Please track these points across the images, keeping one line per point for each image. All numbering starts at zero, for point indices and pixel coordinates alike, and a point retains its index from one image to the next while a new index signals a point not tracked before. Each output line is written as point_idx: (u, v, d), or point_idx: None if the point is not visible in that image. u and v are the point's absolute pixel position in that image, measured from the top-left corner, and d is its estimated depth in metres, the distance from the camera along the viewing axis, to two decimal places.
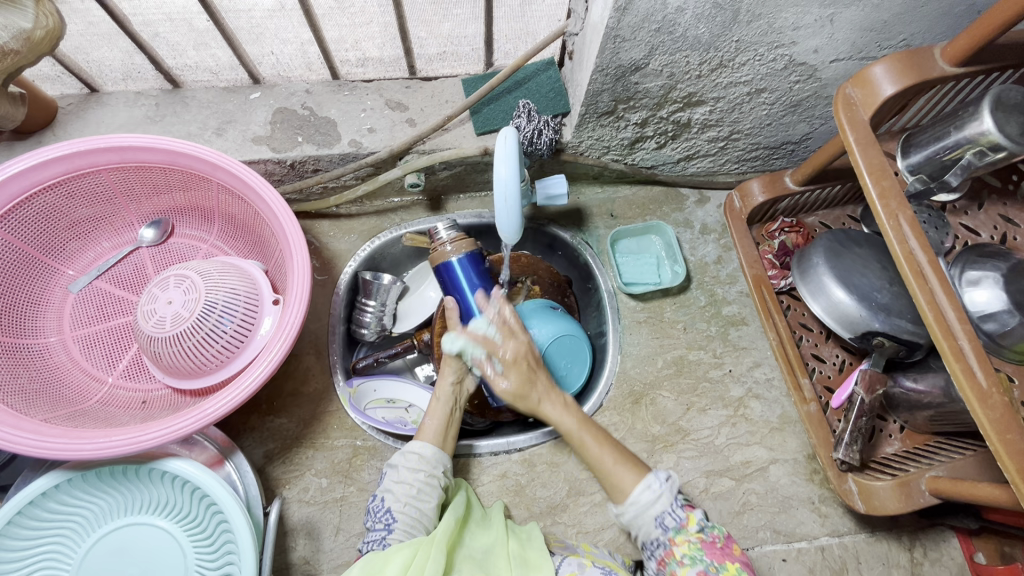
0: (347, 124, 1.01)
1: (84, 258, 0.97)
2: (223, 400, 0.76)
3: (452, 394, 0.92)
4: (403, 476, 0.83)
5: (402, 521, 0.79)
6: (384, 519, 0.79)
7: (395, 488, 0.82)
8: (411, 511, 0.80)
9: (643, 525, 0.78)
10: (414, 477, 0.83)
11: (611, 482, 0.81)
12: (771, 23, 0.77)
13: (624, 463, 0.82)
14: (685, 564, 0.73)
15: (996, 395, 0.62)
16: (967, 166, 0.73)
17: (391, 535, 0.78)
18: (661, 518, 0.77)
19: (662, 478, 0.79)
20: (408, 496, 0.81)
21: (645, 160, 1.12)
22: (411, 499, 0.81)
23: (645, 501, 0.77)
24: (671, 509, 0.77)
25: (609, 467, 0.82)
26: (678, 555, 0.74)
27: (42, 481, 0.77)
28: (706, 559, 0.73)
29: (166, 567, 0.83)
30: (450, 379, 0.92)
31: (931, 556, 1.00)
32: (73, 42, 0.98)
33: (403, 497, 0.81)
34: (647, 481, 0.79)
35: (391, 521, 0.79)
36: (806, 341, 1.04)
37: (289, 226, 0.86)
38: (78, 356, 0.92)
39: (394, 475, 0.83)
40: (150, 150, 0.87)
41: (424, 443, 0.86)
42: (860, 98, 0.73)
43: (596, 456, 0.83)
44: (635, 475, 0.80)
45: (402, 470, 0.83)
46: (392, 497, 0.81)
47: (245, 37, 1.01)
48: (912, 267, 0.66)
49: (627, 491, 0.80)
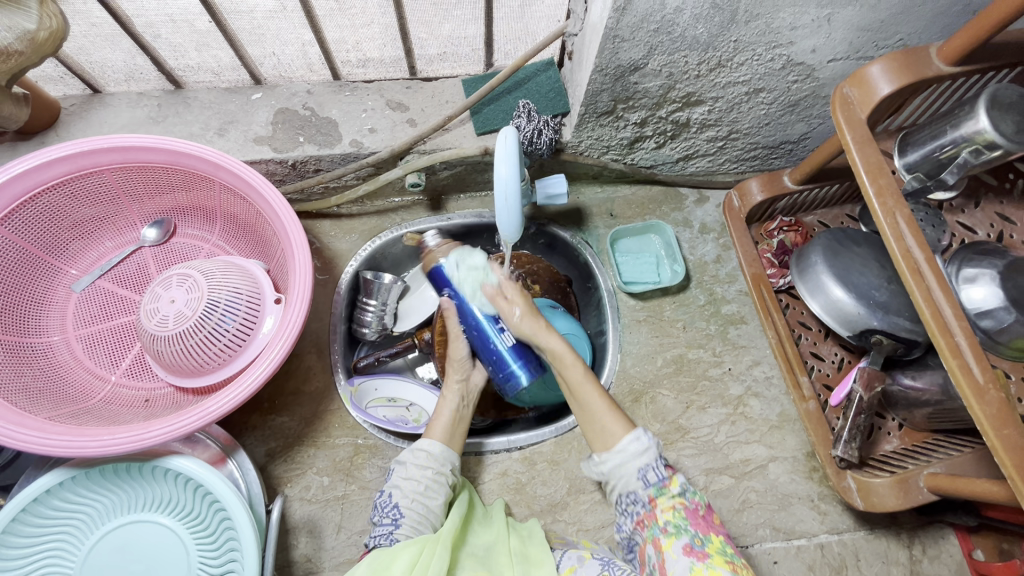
0: (349, 124, 1.02)
1: (87, 257, 0.97)
2: (226, 398, 0.77)
3: (459, 391, 0.94)
4: (411, 473, 0.84)
5: (409, 516, 0.80)
6: (391, 514, 0.80)
7: (402, 484, 0.83)
8: (417, 508, 0.81)
9: (623, 477, 0.76)
10: (421, 474, 0.84)
11: (598, 430, 0.79)
12: (769, 24, 0.78)
13: (613, 413, 0.79)
14: (669, 534, 0.70)
15: (992, 391, 0.63)
16: (963, 164, 0.73)
17: (398, 530, 0.79)
18: (644, 471, 0.75)
19: (648, 433, 0.77)
20: (415, 492, 0.82)
21: (644, 160, 1.13)
22: (417, 495, 0.82)
23: (632, 452, 0.75)
24: (654, 466, 0.75)
25: (599, 416, 0.79)
26: (662, 520, 0.72)
27: (46, 479, 0.77)
28: (691, 530, 0.70)
29: (169, 565, 0.83)
30: (456, 376, 0.95)
31: (930, 553, 1.00)
32: (76, 44, 0.95)
33: (410, 493, 0.82)
34: (636, 433, 0.76)
35: (397, 517, 0.80)
36: (805, 339, 1.05)
37: (291, 226, 0.87)
38: (82, 355, 0.93)
39: (402, 472, 0.84)
40: (153, 151, 0.87)
41: (433, 440, 0.87)
42: (857, 97, 0.73)
43: (589, 403, 0.80)
44: (623, 428, 0.78)
45: (410, 467, 0.84)
46: (399, 493, 0.82)
47: (247, 37, 0.98)
48: (909, 265, 0.67)
49: (614, 441, 0.77)
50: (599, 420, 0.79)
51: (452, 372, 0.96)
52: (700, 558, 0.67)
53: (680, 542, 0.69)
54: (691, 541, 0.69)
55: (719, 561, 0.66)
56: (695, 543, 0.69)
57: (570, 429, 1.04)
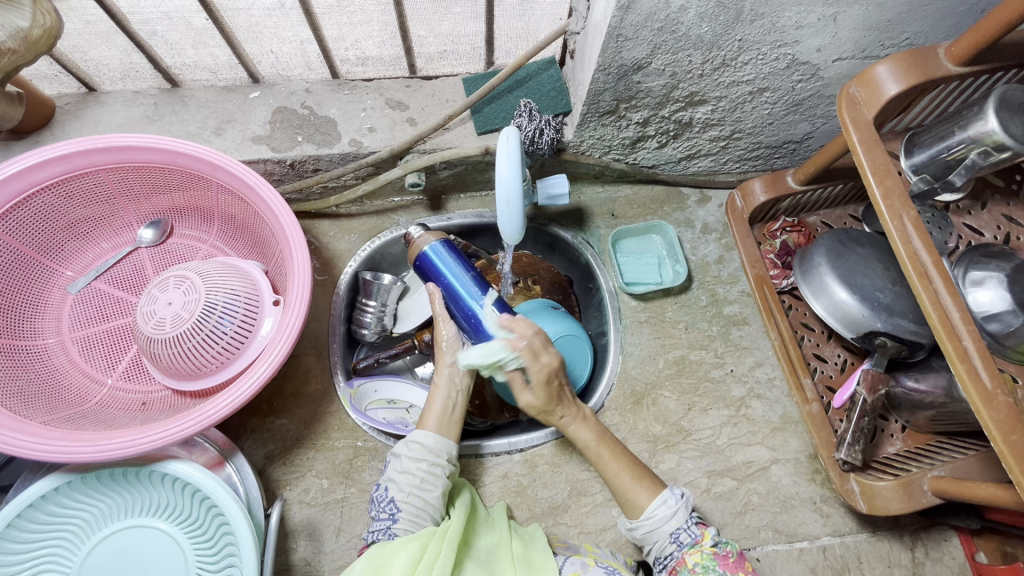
0: (347, 123, 1.01)
1: (83, 258, 0.96)
2: (224, 402, 0.76)
3: (449, 378, 0.89)
4: (406, 465, 0.82)
5: (406, 510, 0.79)
6: (388, 509, 0.79)
7: (397, 478, 0.81)
8: (414, 501, 0.79)
9: (657, 540, 0.81)
10: (416, 467, 0.82)
11: (628, 501, 0.84)
12: (774, 23, 0.77)
13: (641, 481, 0.85)
14: (698, 573, 0.76)
15: (1000, 396, 0.62)
16: (971, 166, 0.73)
17: (396, 525, 0.78)
18: (676, 534, 0.80)
19: (677, 495, 0.83)
20: (411, 486, 0.80)
21: (646, 159, 1.12)
22: (414, 488, 0.80)
23: (662, 516, 0.81)
24: (686, 526, 0.81)
25: (626, 487, 0.85)
26: (691, 563, 0.77)
27: (42, 483, 0.76)
28: (717, 569, 0.77)
29: (167, 569, 0.82)
30: (447, 362, 0.90)
31: (933, 556, 0.99)
32: (71, 41, 0.94)
33: (406, 487, 0.80)
34: (664, 497, 0.83)
35: (395, 511, 0.79)
36: (808, 340, 1.04)
37: (289, 227, 0.86)
38: (78, 357, 0.92)
39: (397, 465, 0.82)
40: (149, 150, 0.86)
41: (427, 433, 0.84)
42: (863, 98, 0.72)
43: (617, 476, 0.86)
44: (651, 494, 0.83)
45: (405, 460, 0.82)
46: (395, 487, 0.80)
47: (244, 36, 0.97)
48: (916, 268, 0.66)
49: (643, 509, 0.83)
50: (628, 490, 0.85)
51: (442, 354, 0.90)
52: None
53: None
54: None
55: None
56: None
57: None
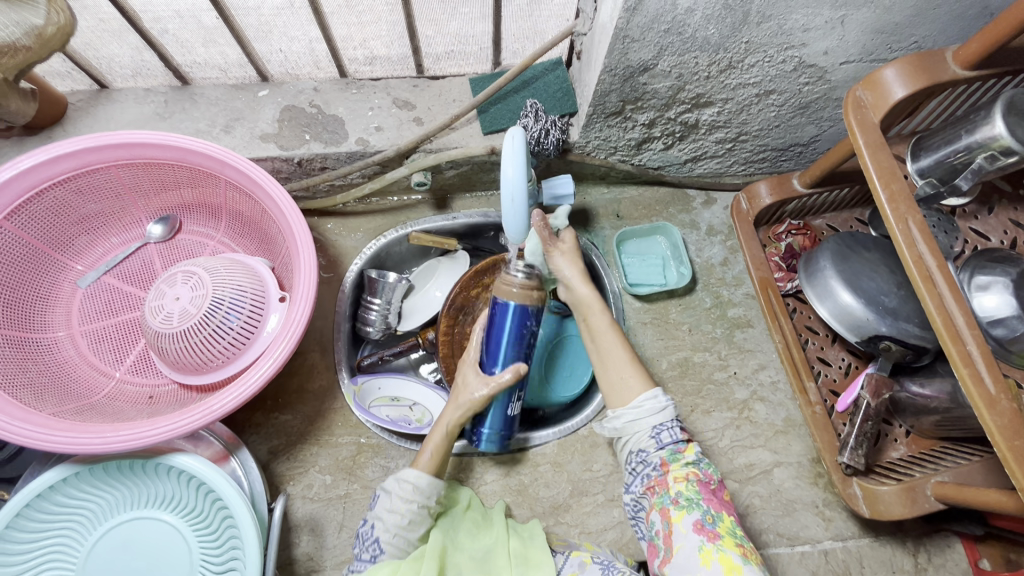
0: (354, 122, 1.02)
1: (93, 253, 0.97)
2: (229, 397, 0.77)
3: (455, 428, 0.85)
4: (394, 505, 0.78)
5: (389, 551, 0.77)
6: (371, 549, 0.77)
7: (386, 517, 0.78)
8: (398, 541, 0.77)
9: (638, 432, 0.77)
10: (406, 507, 0.78)
11: (617, 383, 0.81)
12: (781, 25, 0.77)
13: (634, 368, 0.81)
14: (680, 507, 0.72)
15: (1005, 401, 0.62)
16: (978, 170, 0.72)
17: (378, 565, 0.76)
18: (658, 432, 0.77)
19: (665, 394, 0.79)
20: (397, 527, 0.77)
21: (652, 161, 1.12)
22: (400, 529, 0.77)
23: (649, 409, 0.77)
24: (669, 427, 0.77)
25: (620, 370, 0.81)
26: (675, 491, 0.73)
27: (50, 474, 0.77)
28: (703, 506, 0.71)
29: (172, 562, 0.83)
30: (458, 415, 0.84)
31: (935, 562, 0.99)
32: (84, 39, 0.95)
33: (393, 528, 0.77)
34: (654, 392, 0.78)
35: (377, 553, 0.76)
36: (812, 344, 1.04)
37: (297, 224, 0.86)
38: (86, 350, 0.93)
39: (387, 503, 0.79)
40: (159, 147, 0.87)
41: (422, 474, 0.80)
42: (870, 101, 0.72)
43: (612, 355, 0.83)
44: (641, 385, 0.79)
45: (395, 499, 0.78)
46: (382, 526, 0.77)
47: (254, 34, 0.98)
48: (922, 272, 0.66)
49: (631, 397, 0.79)
50: (616, 377, 0.81)
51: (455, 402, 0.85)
52: (710, 538, 0.68)
53: (691, 517, 0.70)
54: (702, 517, 0.70)
55: (728, 544, 0.68)
56: (706, 520, 0.70)
57: (573, 432, 1.03)
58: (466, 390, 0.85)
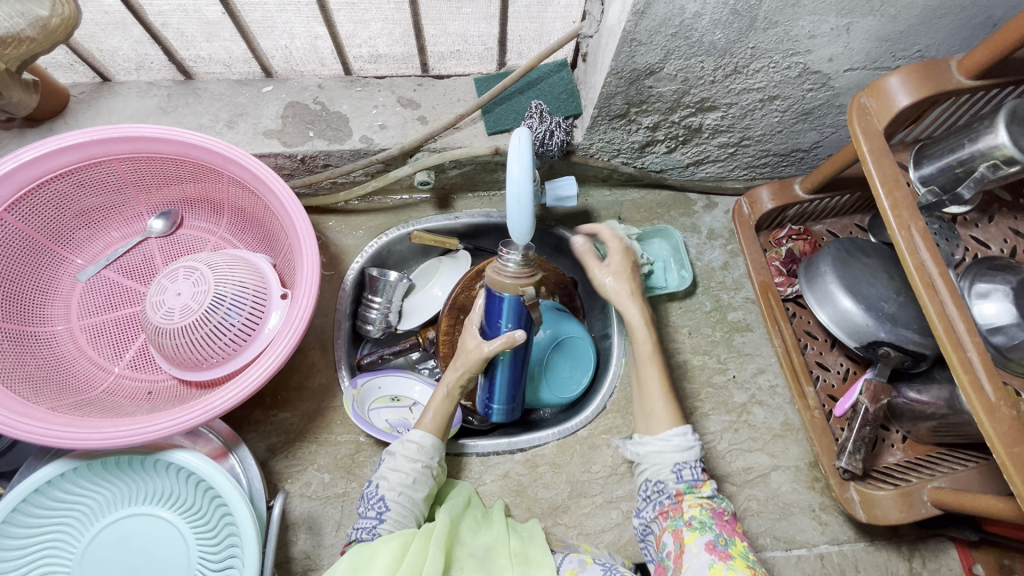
0: (359, 120, 1.02)
1: (93, 248, 0.97)
2: (231, 393, 0.76)
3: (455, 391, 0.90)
4: (400, 463, 0.83)
5: (395, 509, 0.79)
6: (377, 507, 0.79)
7: (391, 476, 0.82)
8: (404, 501, 0.80)
9: (658, 463, 0.80)
10: (410, 466, 0.83)
11: (647, 414, 0.84)
12: (787, 31, 0.77)
13: (668, 403, 0.83)
14: (693, 528, 0.73)
15: (1004, 408, 0.62)
16: (980, 179, 0.73)
17: (382, 524, 0.78)
18: (680, 467, 0.78)
19: (693, 433, 0.81)
20: (402, 485, 0.81)
21: (654, 164, 1.12)
22: (405, 487, 0.81)
23: (675, 444, 0.79)
24: (691, 464, 0.79)
25: (653, 401, 0.84)
26: (688, 514, 0.74)
27: (47, 469, 0.77)
28: (715, 529, 0.73)
29: (169, 558, 0.83)
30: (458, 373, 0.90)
31: (930, 566, 1.00)
32: (87, 31, 0.95)
33: (398, 486, 0.81)
34: (683, 429, 0.80)
35: (383, 510, 0.79)
36: (811, 349, 1.05)
37: (300, 221, 0.86)
38: (86, 345, 0.92)
39: (391, 463, 0.83)
40: (162, 142, 0.87)
41: (424, 433, 0.85)
42: (874, 108, 0.73)
43: (648, 385, 0.86)
44: (670, 420, 0.81)
45: (399, 459, 0.83)
46: (386, 485, 0.81)
47: (259, 30, 0.98)
48: (924, 279, 0.66)
49: (661, 429, 0.82)
50: (646, 408, 0.84)
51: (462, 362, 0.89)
52: (722, 557, 0.69)
53: (703, 537, 0.72)
54: (715, 538, 0.71)
55: (739, 563, 0.68)
56: (718, 542, 0.71)
57: (572, 433, 1.04)
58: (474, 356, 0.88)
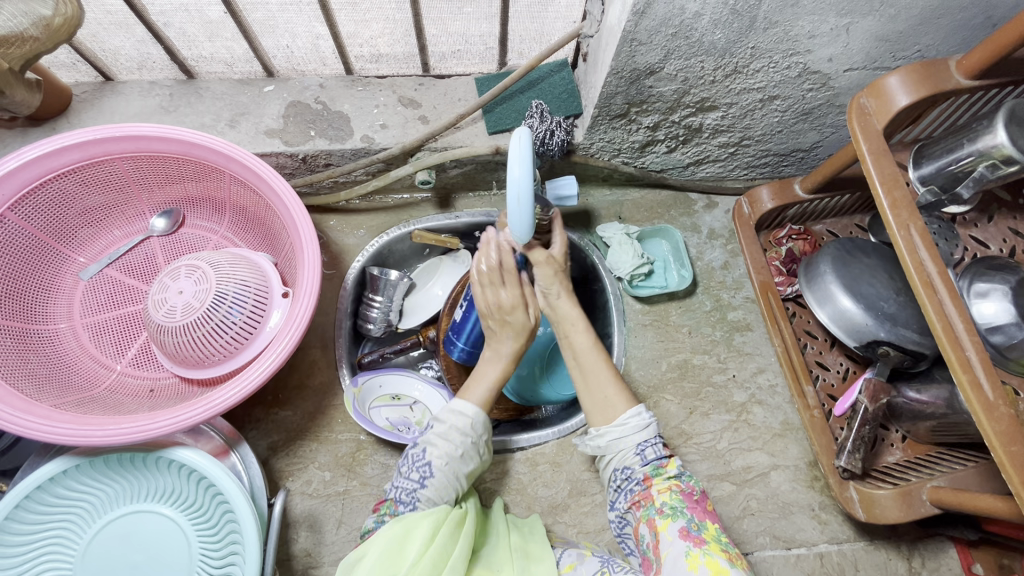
0: (360, 119, 1.02)
1: (95, 246, 0.97)
2: (232, 391, 0.77)
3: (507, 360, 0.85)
4: (450, 431, 0.78)
5: (439, 480, 0.75)
6: (421, 472, 0.76)
7: (439, 444, 0.77)
8: (450, 473, 0.76)
9: (622, 450, 0.80)
10: (459, 438, 0.77)
11: (601, 402, 0.82)
12: (787, 31, 0.77)
13: (618, 386, 0.83)
14: (665, 515, 0.73)
15: (1002, 407, 0.62)
16: (979, 178, 0.73)
17: (422, 491, 0.75)
18: (642, 448, 0.79)
19: (648, 411, 0.81)
20: (450, 457, 0.76)
21: (654, 164, 1.13)
22: (452, 459, 0.76)
23: (633, 426, 0.79)
24: (653, 443, 0.79)
25: (604, 388, 0.83)
26: (658, 501, 0.75)
27: (50, 466, 0.77)
28: (687, 514, 0.73)
29: (171, 555, 0.83)
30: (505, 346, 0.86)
31: (929, 566, 1.00)
32: (90, 30, 0.95)
33: (445, 456, 0.76)
34: (638, 409, 0.81)
35: (427, 476, 0.75)
36: (810, 348, 1.05)
37: (300, 220, 0.86)
38: (88, 343, 0.93)
39: (441, 429, 0.78)
40: (165, 140, 0.87)
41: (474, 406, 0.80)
42: (874, 108, 0.73)
43: (596, 374, 0.84)
44: (624, 402, 0.82)
45: (449, 427, 0.78)
46: (435, 453, 0.76)
47: (261, 30, 0.98)
48: (922, 278, 0.67)
49: (615, 415, 0.81)
50: (598, 396, 0.83)
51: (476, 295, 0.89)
52: (696, 543, 0.69)
53: (676, 524, 0.72)
54: (687, 524, 0.72)
55: (715, 549, 0.69)
56: (691, 527, 0.71)
57: (573, 431, 1.04)
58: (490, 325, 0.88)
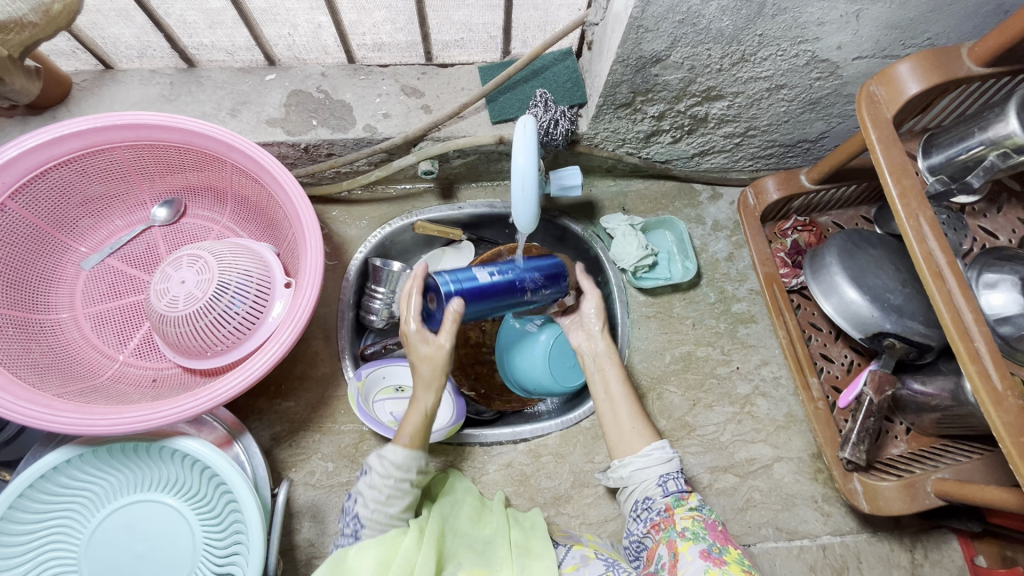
0: (363, 108, 1.01)
1: (96, 235, 0.97)
2: (235, 381, 0.76)
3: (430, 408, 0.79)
4: (375, 481, 0.76)
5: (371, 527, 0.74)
6: (352, 526, 0.75)
7: (365, 492, 0.76)
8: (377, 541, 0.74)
9: (645, 480, 0.80)
10: (383, 483, 0.76)
11: (625, 437, 0.84)
12: (796, 18, 0.76)
13: (641, 422, 0.85)
14: (686, 538, 0.73)
15: (1011, 398, 0.62)
16: (990, 167, 0.72)
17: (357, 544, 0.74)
18: (664, 480, 0.79)
19: (671, 446, 0.83)
20: (376, 502, 0.75)
21: (659, 154, 1.12)
22: (380, 504, 0.75)
23: (656, 458, 0.81)
24: (674, 476, 0.80)
25: (631, 420, 0.85)
26: (680, 525, 0.74)
27: (52, 456, 0.77)
28: (709, 539, 0.72)
29: (174, 544, 0.83)
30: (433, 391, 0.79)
31: (931, 558, 1.00)
32: (90, 18, 0.94)
33: (372, 502, 0.75)
34: (660, 443, 0.82)
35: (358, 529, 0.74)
36: (815, 340, 1.04)
37: (302, 208, 0.86)
38: (90, 333, 0.92)
39: (368, 478, 0.77)
40: (167, 129, 0.86)
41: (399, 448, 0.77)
42: (883, 96, 0.72)
43: (621, 406, 0.87)
44: (649, 436, 0.84)
45: (375, 475, 0.76)
46: (361, 502, 0.75)
47: (263, 18, 0.96)
48: (930, 267, 0.66)
49: (640, 445, 0.83)
50: (623, 428, 0.85)
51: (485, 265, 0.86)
52: (717, 563, 0.69)
53: (697, 546, 0.71)
54: (708, 547, 0.71)
55: (735, 569, 0.68)
56: (712, 550, 0.71)
57: (575, 424, 1.03)
58: (445, 355, 0.79)
